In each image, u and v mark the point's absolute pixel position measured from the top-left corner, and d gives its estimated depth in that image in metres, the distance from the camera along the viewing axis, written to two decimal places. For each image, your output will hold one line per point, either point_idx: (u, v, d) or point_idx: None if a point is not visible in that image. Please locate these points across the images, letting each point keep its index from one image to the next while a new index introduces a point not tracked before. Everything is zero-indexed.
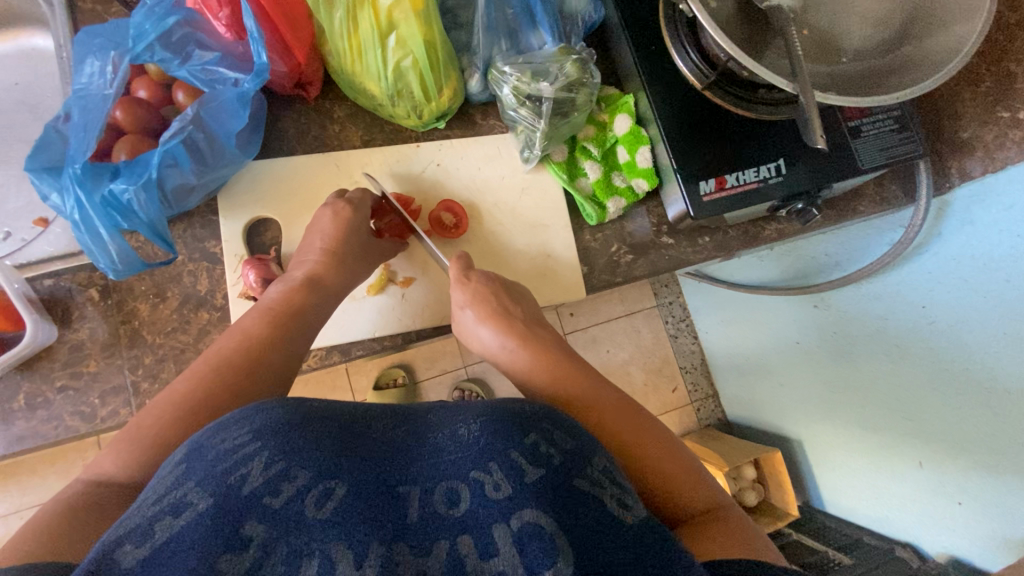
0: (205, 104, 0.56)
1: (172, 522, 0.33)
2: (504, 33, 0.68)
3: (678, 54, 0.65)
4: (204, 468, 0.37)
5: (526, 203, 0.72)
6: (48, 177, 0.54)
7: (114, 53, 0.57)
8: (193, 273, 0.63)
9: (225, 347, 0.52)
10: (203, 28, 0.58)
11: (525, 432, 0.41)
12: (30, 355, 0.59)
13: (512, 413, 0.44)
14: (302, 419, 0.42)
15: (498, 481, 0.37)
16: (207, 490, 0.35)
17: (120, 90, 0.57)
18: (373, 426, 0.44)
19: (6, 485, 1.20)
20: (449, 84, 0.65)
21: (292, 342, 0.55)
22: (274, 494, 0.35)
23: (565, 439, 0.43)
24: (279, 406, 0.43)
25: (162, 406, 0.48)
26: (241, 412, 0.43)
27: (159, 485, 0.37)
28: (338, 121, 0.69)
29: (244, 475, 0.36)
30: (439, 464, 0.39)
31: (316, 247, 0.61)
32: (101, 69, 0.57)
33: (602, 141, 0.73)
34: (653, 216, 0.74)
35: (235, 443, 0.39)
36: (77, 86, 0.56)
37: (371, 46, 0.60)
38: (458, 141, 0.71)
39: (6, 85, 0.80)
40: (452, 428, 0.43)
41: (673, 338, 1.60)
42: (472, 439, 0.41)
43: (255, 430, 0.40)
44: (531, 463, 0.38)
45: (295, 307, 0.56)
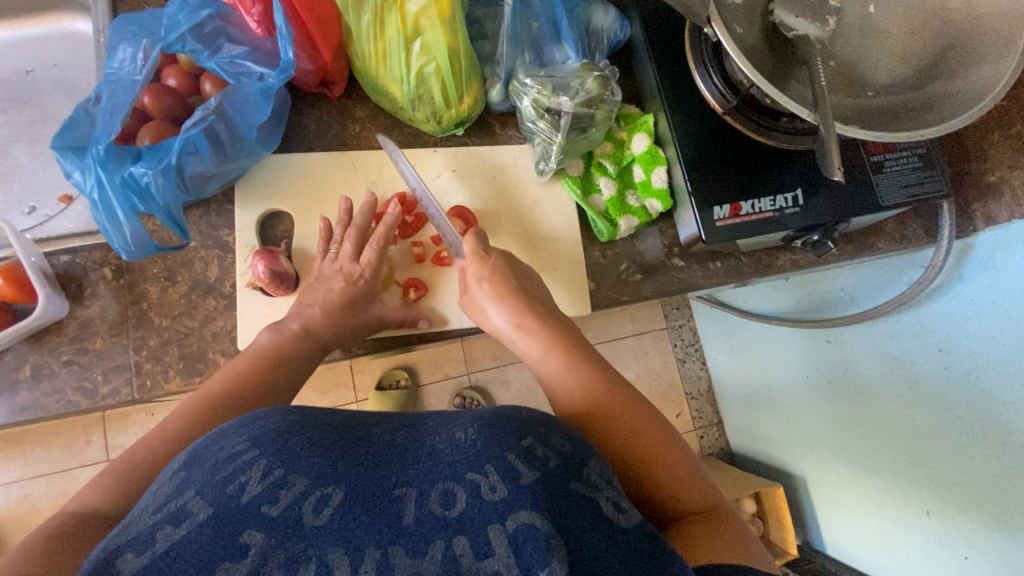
0: (231, 98, 0.57)
1: (174, 531, 0.33)
2: (528, 45, 0.68)
3: (701, 76, 0.65)
4: (203, 476, 0.37)
5: (538, 217, 0.72)
6: (72, 156, 0.55)
7: (146, 40, 0.57)
8: (204, 260, 0.64)
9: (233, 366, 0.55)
10: (235, 22, 0.59)
11: (520, 435, 0.39)
12: (39, 328, 0.60)
13: (511, 416, 0.42)
14: (300, 425, 0.40)
15: (494, 483, 0.35)
16: (207, 499, 0.34)
17: (148, 77, 0.58)
18: (368, 428, 0.42)
19: (11, 454, 1.23)
20: (469, 93, 0.66)
21: (287, 345, 0.57)
22: (272, 502, 0.34)
23: (562, 442, 0.41)
24: (281, 416, 0.42)
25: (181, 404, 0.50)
26: (238, 420, 0.42)
27: (158, 494, 0.37)
28: (358, 121, 0.70)
29: (242, 483, 0.35)
30: (436, 465, 0.37)
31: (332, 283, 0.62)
32: (133, 56, 0.57)
33: (619, 158, 0.72)
34: (666, 237, 0.73)
35: (232, 451, 0.38)
36: (109, 70, 0.57)
37: (395, 50, 0.61)
38: (475, 149, 0.72)
39: (46, 65, 0.82)
40: (447, 430, 0.41)
41: (681, 361, 1.58)
42: (468, 442, 0.39)
43: (252, 437, 0.39)
44: (526, 465, 0.36)
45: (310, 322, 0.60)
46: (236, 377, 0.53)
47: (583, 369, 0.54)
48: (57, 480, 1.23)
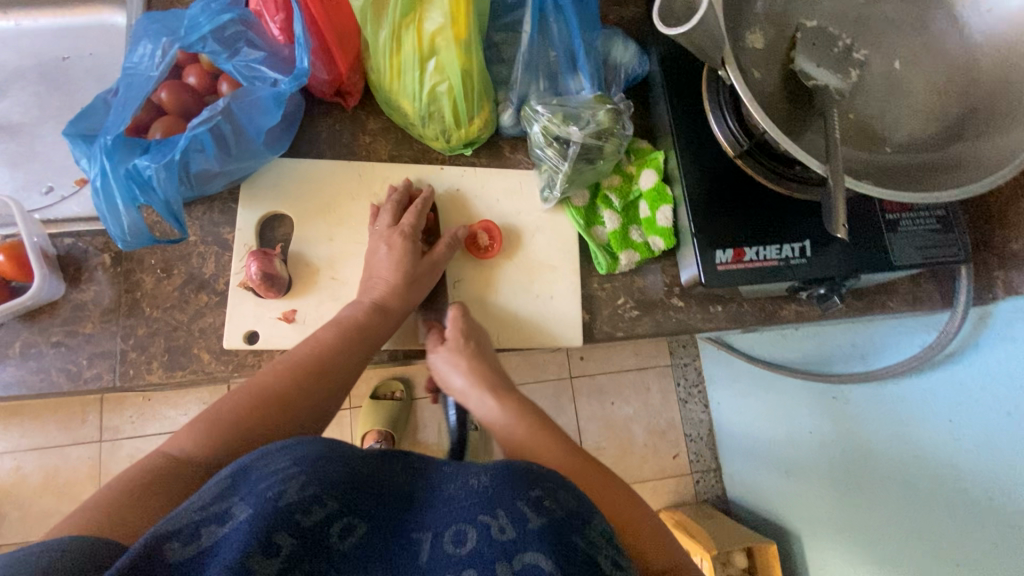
0: (244, 109, 0.58)
1: (217, 529, 0.33)
2: (543, 73, 0.68)
3: (715, 118, 0.64)
4: (250, 484, 0.37)
5: (537, 242, 0.70)
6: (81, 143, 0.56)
7: (166, 39, 0.59)
8: (203, 256, 0.65)
9: (301, 351, 0.57)
10: (256, 29, 0.60)
11: (529, 486, 0.40)
12: (34, 307, 0.61)
13: (520, 469, 0.43)
14: (339, 455, 0.41)
15: (503, 525, 0.37)
16: (249, 503, 0.35)
17: (165, 73, 0.59)
18: (388, 467, 0.44)
19: (11, 424, 1.26)
20: (480, 114, 0.66)
21: (350, 354, 0.58)
22: (306, 512, 0.34)
23: (569, 498, 0.41)
24: (318, 442, 0.43)
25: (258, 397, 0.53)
26: (280, 443, 0.42)
27: (206, 493, 0.37)
28: (369, 133, 0.71)
29: (281, 489, 0.36)
30: (451, 508, 0.39)
31: (384, 277, 0.63)
32: (152, 52, 0.58)
33: (626, 192, 0.71)
34: (667, 275, 0.71)
35: (278, 466, 0.38)
36: (127, 63, 0.58)
37: (410, 68, 0.62)
38: (481, 170, 0.71)
39: (82, 54, 0.85)
40: (462, 479, 0.42)
41: (683, 401, 1.54)
42: (481, 488, 0.40)
43: (297, 457, 0.40)
44: (535, 512, 0.38)
45: (360, 326, 0.60)
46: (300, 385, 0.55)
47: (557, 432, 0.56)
48: (51, 455, 1.25)
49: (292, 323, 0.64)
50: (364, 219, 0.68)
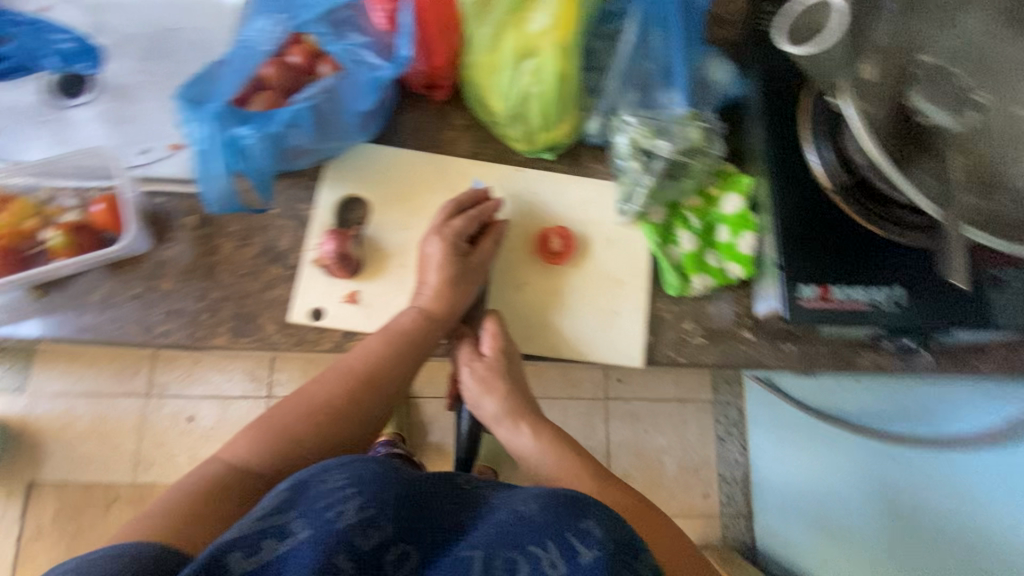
0: (347, 94, 0.60)
1: (279, 543, 0.39)
2: (637, 84, 0.66)
3: (812, 149, 0.63)
4: (309, 501, 0.42)
5: (608, 255, 0.68)
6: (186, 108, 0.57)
7: (281, 15, 0.59)
8: (279, 230, 0.66)
9: (352, 362, 0.59)
10: (365, 15, 0.61)
11: (580, 518, 0.44)
12: (116, 260, 0.64)
13: (568, 495, 0.47)
14: (393, 475, 0.47)
15: (555, 558, 0.42)
16: (309, 521, 0.40)
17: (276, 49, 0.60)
18: (436, 487, 0.49)
19: (69, 368, 1.32)
20: (568, 119, 0.65)
21: (398, 367, 0.60)
22: (364, 537, 0.40)
23: (618, 529, 0.45)
24: (371, 460, 0.48)
25: (311, 407, 0.57)
26: (336, 459, 0.47)
27: (269, 501, 0.42)
28: (452, 127, 0.71)
29: (340, 511, 0.41)
30: (502, 533, 0.44)
31: (429, 283, 0.62)
32: (267, 28, 0.59)
33: (706, 214, 0.68)
34: (739, 306, 0.68)
35: (336, 484, 0.43)
36: (244, 36, 0.59)
37: (507, 67, 0.62)
38: (558, 176, 0.70)
39: (190, 27, 0.89)
40: (511, 504, 0.47)
41: (720, 441, 1.46)
42: (532, 516, 0.45)
43: (353, 476, 0.45)
44: (586, 546, 0.43)
45: (411, 344, 0.61)
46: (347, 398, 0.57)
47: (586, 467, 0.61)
48: (100, 403, 1.31)
49: (356, 305, 0.65)
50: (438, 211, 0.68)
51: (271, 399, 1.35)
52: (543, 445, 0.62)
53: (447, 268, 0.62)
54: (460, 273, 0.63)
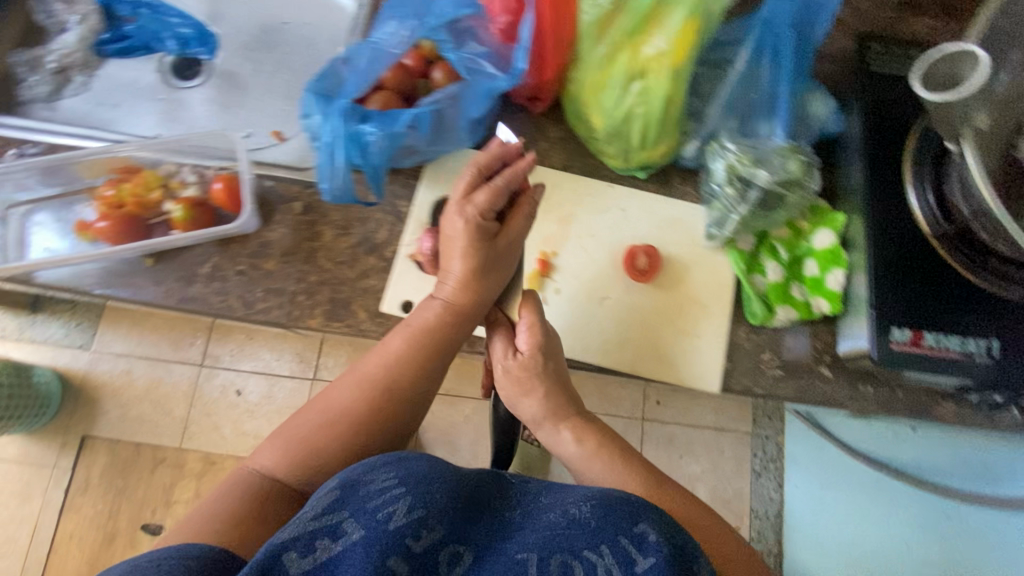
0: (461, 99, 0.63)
1: (331, 544, 0.36)
2: (739, 113, 0.67)
3: (914, 192, 0.63)
4: (359, 500, 0.40)
5: (691, 279, 0.68)
6: (317, 101, 0.61)
7: (410, 22, 0.62)
8: (378, 223, 0.69)
9: (375, 364, 0.57)
10: (485, 26, 0.63)
11: (634, 521, 0.42)
12: (228, 235, 0.67)
13: (621, 498, 0.44)
14: (442, 475, 0.44)
15: (609, 564, 0.39)
16: (361, 522, 0.38)
17: (402, 53, 0.63)
18: (488, 493, 0.46)
19: (133, 330, 1.39)
20: (666, 142, 0.67)
21: (427, 365, 0.58)
22: (416, 537, 0.38)
23: (672, 532, 0.43)
24: (417, 459, 0.46)
25: (332, 412, 0.54)
26: (383, 457, 0.45)
27: (317, 503, 0.40)
28: (547, 139, 0.73)
29: (391, 512, 0.39)
30: (554, 537, 0.41)
31: (452, 271, 0.58)
32: (395, 32, 0.62)
33: (794, 246, 0.69)
34: (818, 342, 0.68)
35: (385, 484, 0.41)
36: (373, 38, 0.62)
37: (615, 86, 0.63)
38: (649, 196, 0.71)
39: (300, 22, 0.94)
40: (561, 508, 0.45)
41: (755, 474, 1.30)
42: (584, 521, 0.42)
43: (402, 475, 0.43)
44: (642, 552, 0.40)
45: (437, 337, 0.58)
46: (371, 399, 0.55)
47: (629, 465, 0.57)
48: (158, 368, 1.37)
49: None
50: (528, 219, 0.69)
51: (315, 380, 1.39)
52: (588, 451, 0.58)
53: (474, 255, 0.57)
54: (489, 261, 0.58)
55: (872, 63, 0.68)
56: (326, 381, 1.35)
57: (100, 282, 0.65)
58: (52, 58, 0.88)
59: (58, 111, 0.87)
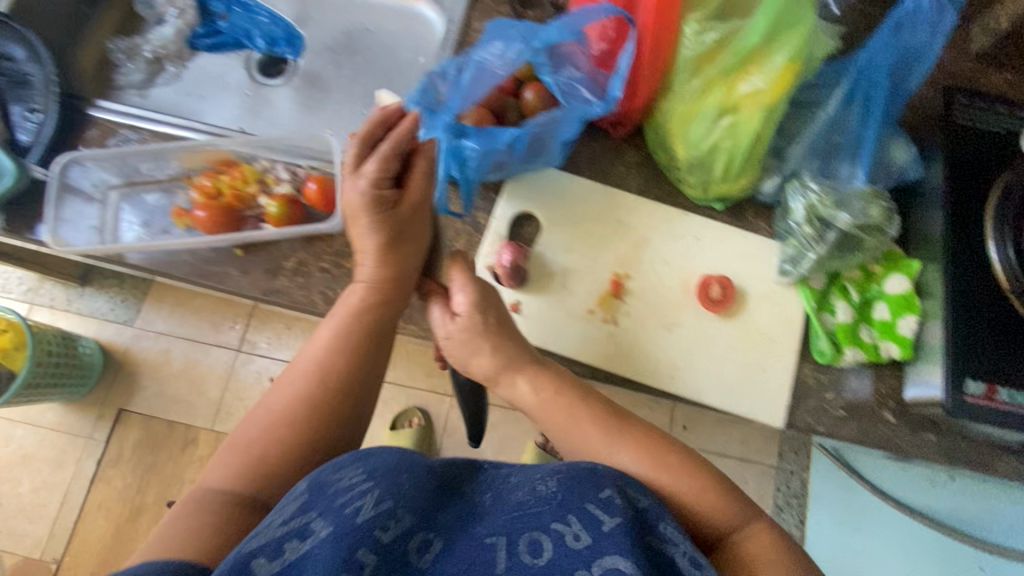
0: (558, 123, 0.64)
1: (300, 545, 0.39)
2: (820, 155, 0.68)
3: (994, 245, 0.64)
4: (326, 500, 0.41)
5: (761, 312, 0.69)
6: (420, 114, 0.62)
7: (518, 46, 0.62)
8: (456, 232, 0.70)
9: (307, 360, 0.55)
10: (582, 51, 0.66)
11: (601, 488, 0.43)
12: (313, 233, 0.69)
13: (589, 467, 0.45)
14: (411, 465, 0.45)
15: (578, 532, 0.40)
16: (328, 520, 0.40)
17: (506, 74, 0.64)
18: (460, 476, 0.47)
19: (175, 310, 1.40)
20: (748, 177, 0.68)
21: (365, 344, 0.57)
22: (384, 529, 0.40)
23: (638, 497, 0.45)
24: (391, 450, 0.47)
25: (270, 411, 0.53)
26: (349, 454, 0.46)
27: (287, 508, 0.42)
28: (625, 164, 0.74)
29: (358, 506, 0.40)
30: (520, 516, 0.42)
31: (365, 252, 0.59)
32: (501, 52, 0.63)
33: (864, 288, 0.70)
34: (883, 386, 0.68)
35: (352, 482, 0.43)
36: (478, 57, 0.63)
37: (704, 119, 0.65)
38: (722, 227, 0.72)
39: (384, 31, 0.97)
40: (530, 483, 0.45)
41: (776, 512, 1.28)
42: (549, 494, 0.43)
43: (370, 471, 0.44)
44: (608, 514, 0.41)
45: (381, 316, 0.59)
46: (304, 390, 0.54)
47: (591, 410, 0.56)
48: (196, 351, 1.39)
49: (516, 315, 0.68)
50: (603, 240, 0.71)
51: None
52: (546, 400, 0.58)
53: (375, 228, 0.58)
54: (393, 228, 0.59)
55: (956, 115, 0.69)
56: None
57: (189, 269, 0.67)
58: (149, 48, 0.92)
59: (148, 98, 0.91)
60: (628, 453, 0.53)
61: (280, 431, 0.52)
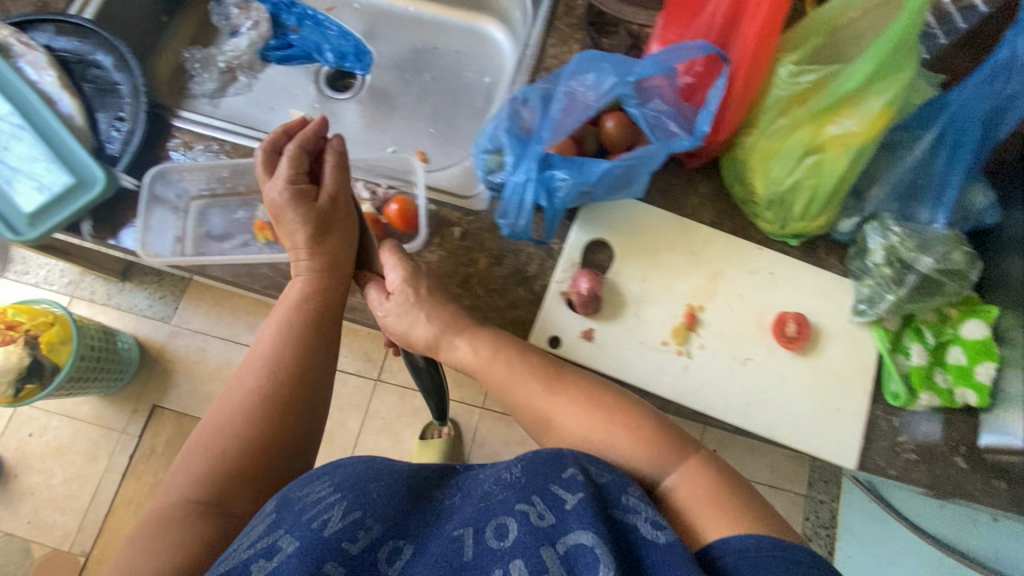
0: (645, 156, 0.63)
1: (267, 562, 0.39)
2: (900, 197, 0.69)
3: None
4: (293, 516, 0.42)
5: (835, 351, 0.69)
6: (514, 145, 0.66)
7: (610, 80, 0.64)
8: (530, 256, 0.71)
9: (258, 361, 0.58)
10: (670, 86, 0.66)
11: (562, 469, 0.44)
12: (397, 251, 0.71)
13: (547, 453, 0.46)
14: (375, 475, 0.47)
15: (541, 511, 0.41)
16: (295, 535, 0.40)
17: (597, 107, 0.65)
18: (432, 484, 0.48)
19: (214, 309, 1.38)
20: (827, 215, 0.68)
21: (311, 332, 0.60)
22: (351, 540, 0.40)
23: (600, 474, 0.45)
24: (352, 464, 0.49)
25: (226, 417, 0.55)
26: (319, 471, 0.48)
27: (256, 531, 0.43)
28: (698, 195, 0.74)
29: (325, 519, 0.41)
30: (486, 506, 0.43)
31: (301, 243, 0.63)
32: (594, 86, 0.65)
33: (940, 331, 0.69)
34: (956, 431, 0.67)
35: (320, 495, 0.44)
36: (569, 91, 0.66)
37: (788, 157, 0.65)
38: (796, 263, 0.72)
39: (452, 50, 0.98)
40: (497, 475, 0.47)
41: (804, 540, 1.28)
42: (514, 481, 0.44)
43: (336, 484, 0.46)
44: (568, 491, 0.42)
45: (323, 302, 0.62)
46: (253, 385, 0.56)
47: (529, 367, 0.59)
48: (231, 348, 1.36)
49: (590, 342, 0.68)
50: (677, 271, 0.71)
51: (379, 383, 1.33)
52: (485, 356, 0.60)
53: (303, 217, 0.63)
54: (320, 217, 0.63)
55: None
56: (390, 384, 1.32)
57: (267, 281, 0.68)
58: (224, 58, 0.94)
59: (219, 107, 0.93)
60: (574, 409, 0.55)
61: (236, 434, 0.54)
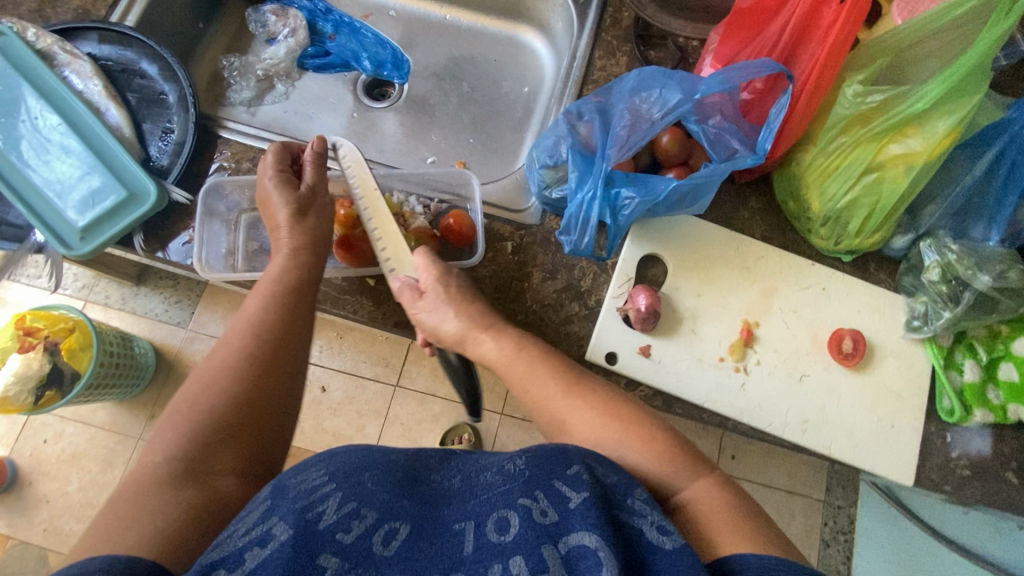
0: (709, 175, 0.64)
1: (260, 552, 0.36)
2: (955, 214, 0.69)
3: None
4: (287, 504, 0.39)
5: (889, 368, 0.70)
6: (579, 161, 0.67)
7: (677, 98, 0.64)
8: (583, 271, 0.70)
9: (241, 332, 0.56)
10: (733, 103, 0.66)
11: (568, 465, 0.42)
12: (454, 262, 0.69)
13: (553, 447, 0.44)
14: (373, 462, 0.44)
15: (545, 507, 0.39)
16: (287, 522, 0.38)
17: (662, 124, 0.65)
18: (429, 465, 0.46)
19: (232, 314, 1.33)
20: (883, 232, 0.69)
21: (293, 306, 0.58)
22: (345, 530, 0.38)
23: (607, 474, 0.43)
24: (347, 450, 0.46)
25: (208, 381, 0.52)
26: (314, 459, 0.45)
27: (246, 519, 0.40)
28: (749, 210, 0.74)
29: (321, 511, 0.39)
30: (488, 498, 0.41)
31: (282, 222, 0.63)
32: (662, 104, 0.65)
33: (991, 348, 0.70)
34: (1009, 448, 0.67)
35: (314, 484, 0.41)
36: (634, 108, 0.66)
37: (847, 174, 0.65)
38: (849, 279, 0.72)
39: (490, 60, 0.98)
40: (497, 464, 0.44)
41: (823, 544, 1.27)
42: (517, 472, 0.42)
43: (331, 472, 0.43)
44: (575, 488, 0.40)
45: (302, 276, 0.61)
46: (237, 354, 0.54)
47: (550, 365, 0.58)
48: None
49: (648, 358, 0.68)
50: (730, 288, 0.71)
51: (398, 389, 1.31)
52: (509, 354, 0.59)
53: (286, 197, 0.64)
54: (301, 202, 0.65)
55: None
56: (410, 391, 1.31)
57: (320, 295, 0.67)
58: (260, 66, 0.93)
59: (256, 115, 0.92)
60: (595, 407, 0.55)
61: (217, 400, 0.51)
